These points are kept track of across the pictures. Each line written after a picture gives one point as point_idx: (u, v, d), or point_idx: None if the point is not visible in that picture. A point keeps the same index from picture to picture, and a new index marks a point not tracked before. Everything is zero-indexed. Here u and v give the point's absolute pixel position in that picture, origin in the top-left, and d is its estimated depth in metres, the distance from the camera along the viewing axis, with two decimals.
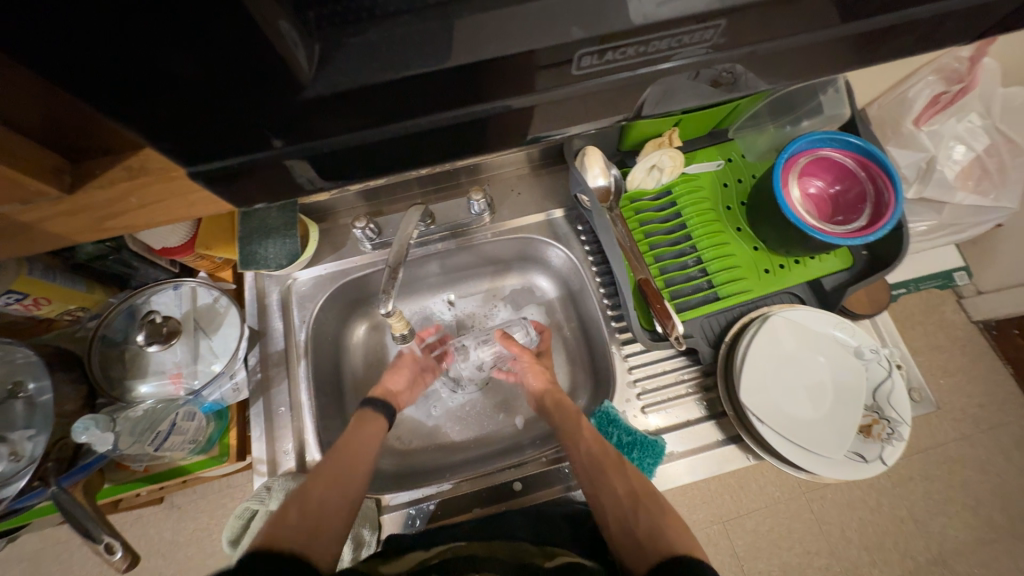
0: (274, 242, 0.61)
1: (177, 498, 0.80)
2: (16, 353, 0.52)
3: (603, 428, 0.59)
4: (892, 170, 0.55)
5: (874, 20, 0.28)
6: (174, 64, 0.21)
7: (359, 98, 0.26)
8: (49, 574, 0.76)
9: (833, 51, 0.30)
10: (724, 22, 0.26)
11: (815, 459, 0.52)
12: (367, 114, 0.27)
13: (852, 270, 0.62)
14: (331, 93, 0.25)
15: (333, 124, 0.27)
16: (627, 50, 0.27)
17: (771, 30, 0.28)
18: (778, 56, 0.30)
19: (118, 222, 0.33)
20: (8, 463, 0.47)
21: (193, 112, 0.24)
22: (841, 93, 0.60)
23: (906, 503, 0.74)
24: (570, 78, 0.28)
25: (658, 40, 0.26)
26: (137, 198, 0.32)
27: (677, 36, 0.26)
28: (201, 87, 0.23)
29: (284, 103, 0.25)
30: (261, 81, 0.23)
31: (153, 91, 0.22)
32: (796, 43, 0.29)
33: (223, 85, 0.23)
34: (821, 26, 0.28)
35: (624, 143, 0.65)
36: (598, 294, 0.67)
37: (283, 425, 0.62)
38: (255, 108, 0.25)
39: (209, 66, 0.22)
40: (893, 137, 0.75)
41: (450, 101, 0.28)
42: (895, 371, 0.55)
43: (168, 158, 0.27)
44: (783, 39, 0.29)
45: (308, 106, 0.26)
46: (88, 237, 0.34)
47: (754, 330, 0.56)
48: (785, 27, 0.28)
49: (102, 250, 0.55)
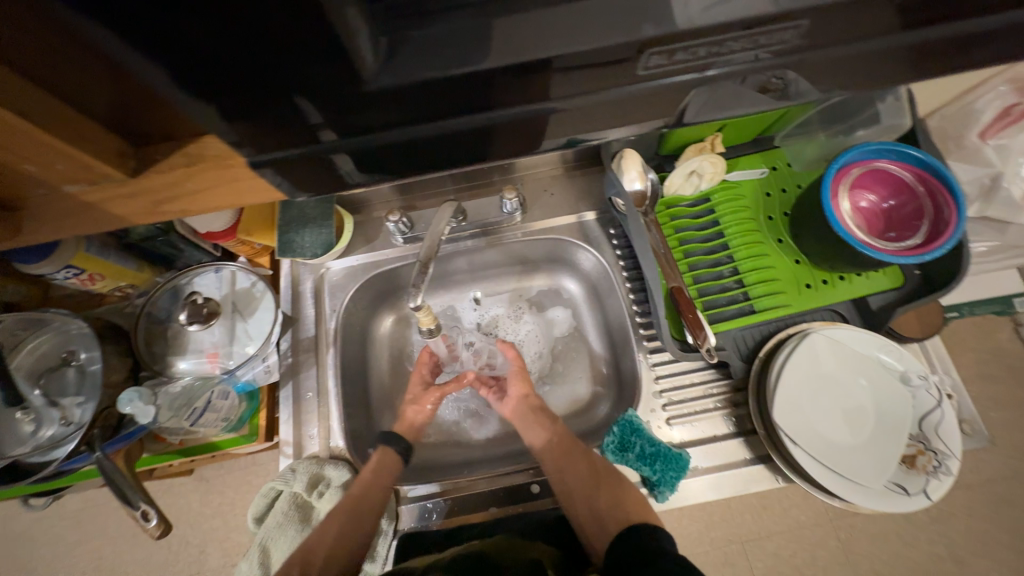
0: (311, 231, 0.63)
1: (206, 471, 0.83)
2: (72, 324, 0.56)
3: (625, 437, 0.57)
4: (954, 185, 0.51)
5: (967, 24, 0.26)
6: (247, 53, 0.22)
7: (417, 93, 0.26)
8: (88, 533, 0.81)
9: (907, 58, 0.28)
10: (806, 23, 0.25)
11: (851, 487, 0.49)
12: (422, 110, 0.27)
13: (901, 290, 0.58)
14: (393, 88, 0.25)
15: (388, 119, 0.27)
16: (697, 51, 0.26)
17: (843, 34, 0.26)
18: (858, 60, 0.28)
19: (172, 207, 0.33)
20: (60, 427, 0.50)
21: (259, 102, 0.24)
22: (902, 102, 0.56)
23: (945, 540, 0.69)
24: (635, 77, 0.27)
25: (731, 41, 0.26)
26: (192, 183, 0.32)
27: (756, 37, 0.26)
28: (271, 76, 0.23)
29: (345, 96, 0.25)
30: (327, 74, 0.23)
31: (227, 80, 0.23)
32: (868, 48, 0.27)
33: (290, 76, 0.23)
34: (898, 30, 0.27)
35: (663, 147, 0.63)
36: (627, 300, 0.65)
37: (310, 410, 0.63)
38: (316, 98, 0.25)
39: (279, 52, 0.22)
40: (955, 150, 0.71)
41: (504, 99, 0.27)
42: (946, 401, 0.51)
43: (231, 147, 0.28)
44: (865, 42, 0.27)
45: (369, 99, 0.26)
46: (142, 221, 0.34)
47: (791, 347, 0.53)
48: (868, 29, 0.27)
49: (151, 231, 0.58)
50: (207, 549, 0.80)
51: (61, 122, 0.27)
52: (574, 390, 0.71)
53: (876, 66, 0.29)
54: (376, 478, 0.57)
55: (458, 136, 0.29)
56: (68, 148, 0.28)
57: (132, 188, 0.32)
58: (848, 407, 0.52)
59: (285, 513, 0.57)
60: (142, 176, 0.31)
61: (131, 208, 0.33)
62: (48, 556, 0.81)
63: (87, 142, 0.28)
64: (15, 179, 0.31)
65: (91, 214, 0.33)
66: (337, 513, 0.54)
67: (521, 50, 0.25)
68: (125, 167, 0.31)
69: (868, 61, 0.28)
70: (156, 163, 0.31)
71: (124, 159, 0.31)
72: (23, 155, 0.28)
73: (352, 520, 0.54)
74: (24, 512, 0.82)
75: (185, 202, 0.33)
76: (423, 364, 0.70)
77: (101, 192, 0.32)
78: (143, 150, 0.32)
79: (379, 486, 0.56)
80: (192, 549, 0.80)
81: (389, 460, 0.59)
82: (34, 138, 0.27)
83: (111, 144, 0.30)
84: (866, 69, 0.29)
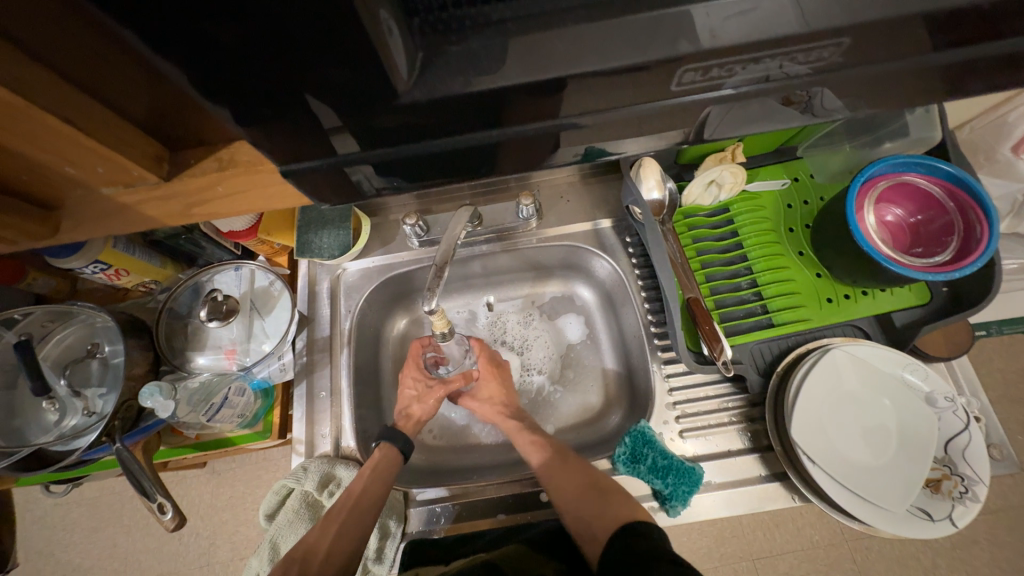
0: (328, 233, 0.65)
1: (218, 465, 0.85)
2: (97, 318, 0.57)
3: (637, 448, 0.56)
4: (987, 201, 0.49)
5: (1020, 40, 0.26)
6: (287, 65, 0.22)
7: (448, 105, 0.26)
8: (104, 520, 0.83)
9: (948, 75, 0.27)
10: (848, 40, 0.25)
11: (872, 510, 0.47)
12: (450, 121, 0.27)
13: (928, 306, 0.57)
14: (427, 100, 0.25)
15: (416, 129, 0.27)
16: (734, 67, 0.26)
17: (883, 52, 0.26)
18: (902, 76, 0.27)
19: (203, 209, 0.35)
20: (83, 417, 0.52)
21: (295, 111, 0.25)
22: (932, 114, 0.55)
23: (966, 567, 0.67)
24: (668, 92, 0.27)
25: (768, 58, 0.25)
26: (224, 187, 0.33)
27: (791, 54, 0.25)
28: (308, 88, 0.24)
29: (380, 107, 0.25)
30: (365, 88, 0.24)
31: (264, 92, 0.23)
32: (909, 66, 0.27)
33: (326, 88, 0.24)
34: (942, 48, 0.26)
35: (682, 157, 0.63)
36: (642, 310, 0.65)
37: (323, 409, 0.64)
38: (351, 109, 0.25)
39: (320, 63, 0.22)
40: (986, 165, 0.68)
41: (533, 112, 0.27)
42: (973, 424, 0.50)
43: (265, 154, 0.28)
44: (912, 58, 0.26)
45: (401, 111, 0.26)
46: (172, 221, 0.36)
47: (811, 362, 0.52)
48: (918, 45, 0.26)
49: (175, 230, 0.60)
50: (217, 542, 0.82)
51: (104, 127, 0.28)
52: (585, 399, 0.70)
53: (914, 84, 0.28)
54: (381, 475, 0.56)
55: (484, 146, 0.29)
56: (108, 152, 0.28)
57: (165, 192, 0.33)
58: (870, 427, 0.50)
59: (297, 511, 0.57)
60: (176, 180, 0.32)
61: (164, 209, 0.34)
62: (65, 542, 0.83)
63: (124, 145, 0.29)
64: (55, 182, 0.32)
65: (124, 215, 0.34)
66: (337, 515, 0.52)
67: (554, 65, 0.25)
68: (160, 171, 0.32)
69: (905, 79, 0.27)
70: (189, 168, 0.32)
71: (159, 163, 0.31)
72: (63, 159, 0.28)
73: (353, 519, 0.52)
74: (44, 497, 0.85)
75: (215, 204, 0.34)
76: (416, 354, 0.68)
77: (136, 194, 0.33)
78: (178, 155, 0.32)
79: (381, 482, 0.55)
80: (202, 541, 0.82)
81: (390, 458, 0.58)
82: (77, 142, 0.27)
83: (147, 149, 0.30)
84: (903, 87, 0.28)
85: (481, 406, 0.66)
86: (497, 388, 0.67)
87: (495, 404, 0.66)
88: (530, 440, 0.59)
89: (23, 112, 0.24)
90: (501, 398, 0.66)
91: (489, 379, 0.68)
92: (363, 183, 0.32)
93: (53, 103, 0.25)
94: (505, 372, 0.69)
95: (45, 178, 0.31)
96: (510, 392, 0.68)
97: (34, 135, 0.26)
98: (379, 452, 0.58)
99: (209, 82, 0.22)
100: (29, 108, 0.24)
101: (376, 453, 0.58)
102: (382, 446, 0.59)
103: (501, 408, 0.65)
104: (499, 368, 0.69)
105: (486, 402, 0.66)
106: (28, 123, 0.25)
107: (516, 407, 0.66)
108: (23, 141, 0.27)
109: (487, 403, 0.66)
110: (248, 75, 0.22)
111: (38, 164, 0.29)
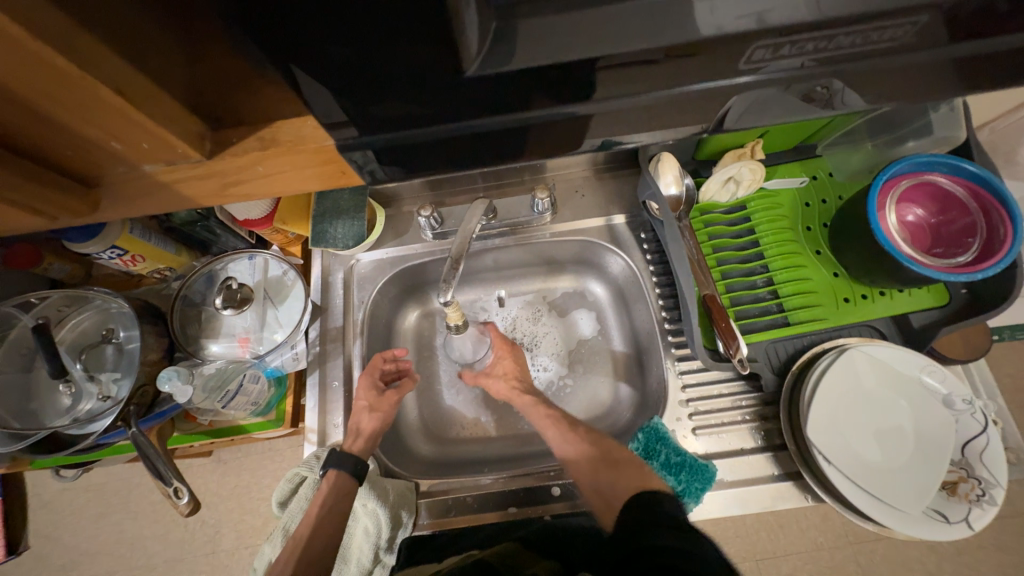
0: (343, 223, 0.62)
1: (224, 454, 0.85)
2: (112, 303, 0.57)
3: (650, 445, 0.57)
4: (1012, 202, 0.49)
5: None
6: (352, 26, 0.21)
7: (504, 84, 0.25)
8: (110, 506, 0.84)
9: (1011, 61, 0.27)
10: (920, 20, 0.24)
11: (888, 512, 0.47)
12: (493, 103, 0.27)
13: (946, 308, 0.56)
14: (482, 79, 0.25)
15: (461, 110, 0.27)
16: (803, 46, 0.25)
17: (950, 35, 0.25)
18: (964, 63, 0.26)
19: (240, 190, 0.31)
20: (98, 401, 0.52)
21: (353, 84, 0.24)
22: (956, 111, 0.54)
23: (972, 572, 0.66)
24: (731, 72, 0.26)
25: (843, 35, 0.25)
26: (263, 167, 0.30)
27: (864, 33, 0.25)
28: (368, 58, 0.23)
29: (434, 86, 0.25)
30: (424, 65, 0.24)
31: (321, 59, 0.23)
32: (974, 49, 0.26)
33: (386, 58, 0.23)
34: (1007, 32, 0.25)
35: (700, 152, 0.62)
36: (656, 307, 0.65)
37: (335, 399, 0.64)
38: (403, 87, 0.25)
39: (387, 31, 0.22)
40: (1005, 167, 0.67)
41: (581, 94, 0.27)
42: (992, 427, 0.49)
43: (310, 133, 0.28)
44: (977, 41, 0.25)
45: (456, 89, 0.25)
46: (207, 204, 0.32)
47: (828, 360, 0.52)
48: (985, 28, 0.25)
49: (193, 216, 0.60)
50: (222, 530, 0.82)
51: (149, 98, 0.25)
52: (595, 394, 0.70)
53: (973, 73, 0.27)
54: (335, 506, 0.54)
55: (524, 130, 0.29)
56: (152, 125, 0.25)
57: (205, 171, 0.29)
58: (886, 428, 0.50)
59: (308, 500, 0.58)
60: (218, 159, 0.29)
61: (202, 189, 0.31)
62: (72, 526, 0.83)
63: (163, 116, 0.26)
64: (87, 160, 0.28)
65: (146, 200, 0.31)
66: (287, 561, 0.51)
67: (618, 41, 0.24)
68: (200, 148, 0.28)
69: (965, 68, 0.27)
70: (232, 147, 0.29)
71: (200, 140, 0.28)
72: (105, 132, 0.25)
73: (306, 561, 0.51)
74: (52, 482, 0.85)
75: (253, 185, 0.31)
76: (376, 367, 0.64)
77: (176, 173, 0.29)
78: (219, 132, 0.29)
79: (334, 516, 0.53)
80: (207, 529, 0.82)
81: (341, 486, 0.55)
82: (121, 114, 0.24)
83: (189, 125, 0.27)
84: (961, 76, 0.27)
85: (496, 382, 0.66)
86: (512, 364, 0.68)
87: (510, 379, 0.66)
88: (545, 414, 0.60)
89: (67, 77, 0.21)
90: (516, 369, 0.67)
91: (504, 355, 0.68)
92: (375, 172, 0.31)
93: (97, 70, 0.22)
94: (517, 349, 0.70)
95: (78, 155, 0.28)
96: (523, 368, 0.68)
97: (73, 106, 0.23)
98: (327, 481, 0.55)
99: (271, 47, 0.22)
100: (75, 74, 0.21)
101: (324, 482, 0.55)
102: (330, 475, 0.55)
103: (516, 384, 0.65)
104: (512, 344, 0.70)
105: (500, 377, 0.66)
106: (68, 90, 0.22)
107: (528, 382, 0.66)
108: (61, 110, 0.23)
109: (502, 379, 0.66)
110: (310, 37, 0.22)
111: (75, 138, 0.26)
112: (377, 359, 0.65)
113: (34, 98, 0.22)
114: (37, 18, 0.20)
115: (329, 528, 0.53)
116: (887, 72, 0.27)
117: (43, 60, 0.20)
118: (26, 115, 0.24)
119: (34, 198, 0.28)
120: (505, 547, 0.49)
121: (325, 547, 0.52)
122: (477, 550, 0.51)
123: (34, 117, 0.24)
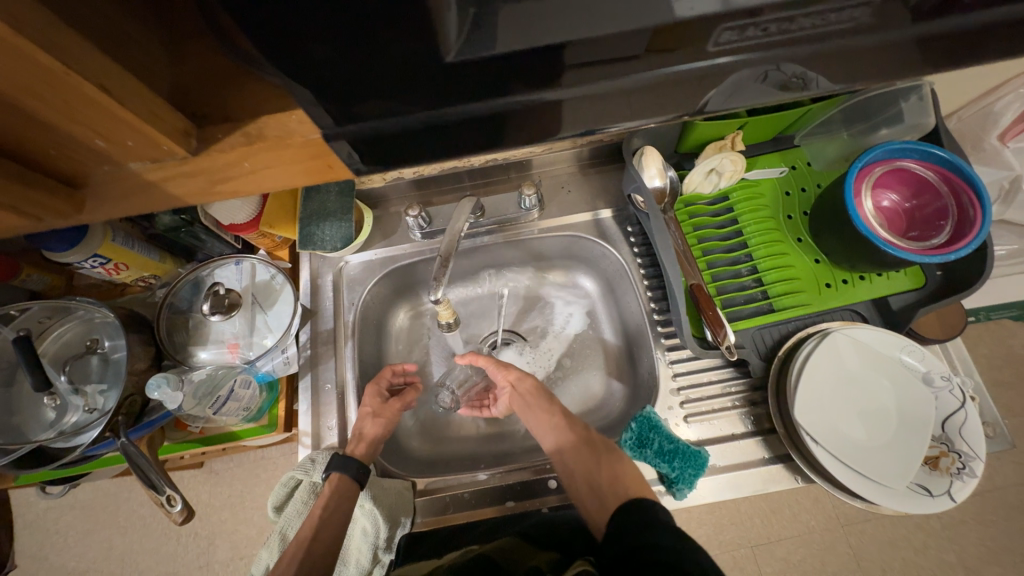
0: (330, 224, 0.63)
1: (216, 464, 0.84)
2: (95, 312, 0.55)
3: (643, 433, 0.57)
4: (981, 185, 0.51)
5: None
6: (329, 14, 0.21)
7: (486, 68, 0.26)
8: (99, 523, 0.82)
9: (973, 39, 0.28)
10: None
11: (875, 488, 0.49)
12: (474, 90, 0.27)
13: (922, 290, 0.58)
14: (463, 66, 0.25)
15: (442, 96, 0.27)
16: (772, 27, 0.26)
17: (911, 16, 0.26)
18: (925, 44, 0.28)
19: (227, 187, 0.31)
20: (84, 414, 0.51)
21: (332, 73, 0.24)
22: (925, 100, 0.57)
23: (956, 547, 0.68)
24: (706, 55, 0.27)
25: (811, 17, 0.26)
26: (251, 163, 0.30)
27: (828, 13, 0.25)
28: (345, 48, 0.23)
29: (414, 73, 0.25)
30: (405, 53, 0.24)
31: (304, 51, 0.23)
32: (936, 29, 0.27)
33: (363, 47, 0.23)
34: (964, 11, 0.26)
35: (682, 145, 0.64)
36: (644, 298, 0.65)
37: (329, 402, 0.64)
38: (387, 76, 0.25)
39: (365, 21, 0.22)
40: (974, 153, 0.70)
41: (561, 78, 0.27)
42: (969, 402, 0.51)
43: (297, 131, 0.28)
44: (935, 21, 0.27)
45: (439, 77, 0.26)
46: (196, 201, 0.32)
47: (812, 345, 0.53)
48: (944, 8, 0.26)
49: (177, 222, 0.59)
50: (216, 541, 0.81)
51: (133, 94, 0.25)
52: (588, 385, 0.71)
53: (935, 52, 0.28)
54: (337, 509, 0.54)
55: (506, 116, 0.29)
56: (138, 122, 0.25)
57: (193, 169, 0.29)
58: (870, 408, 0.51)
59: (306, 503, 0.58)
60: (205, 156, 0.29)
61: (190, 186, 0.30)
62: (59, 545, 0.81)
63: (146, 112, 0.25)
64: (72, 159, 0.28)
65: (131, 199, 0.31)
66: (286, 565, 0.51)
67: (595, 26, 0.25)
68: (187, 145, 0.28)
69: (924, 47, 0.28)
70: (218, 143, 0.28)
71: (186, 136, 0.28)
72: (92, 131, 0.25)
73: (308, 562, 0.51)
74: (37, 501, 0.83)
75: (241, 182, 0.31)
76: (384, 378, 0.66)
77: (163, 171, 0.29)
78: (206, 129, 0.29)
79: (337, 519, 0.53)
80: (201, 541, 0.81)
81: (344, 491, 0.55)
82: (107, 112, 0.24)
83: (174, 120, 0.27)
84: (923, 56, 0.28)
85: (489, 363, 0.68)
86: None
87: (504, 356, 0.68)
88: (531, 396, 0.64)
89: (49, 73, 0.21)
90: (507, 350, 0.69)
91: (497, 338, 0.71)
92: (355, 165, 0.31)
93: (79, 65, 0.22)
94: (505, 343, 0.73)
95: (63, 154, 0.28)
96: None
97: (59, 105, 0.23)
98: (328, 486, 0.55)
99: (251, 36, 0.22)
100: (58, 69, 0.21)
101: (326, 486, 0.55)
102: (333, 478, 0.55)
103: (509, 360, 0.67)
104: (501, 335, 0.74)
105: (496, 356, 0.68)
106: (52, 88, 0.22)
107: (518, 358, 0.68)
108: (45, 108, 0.23)
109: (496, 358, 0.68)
110: (290, 26, 0.22)
111: (61, 137, 0.26)
112: (387, 373, 0.66)
113: (17, 95, 0.22)
114: (11, 12, 0.19)
115: (327, 531, 0.53)
116: (855, 53, 0.28)
117: (24, 54, 0.20)
118: (7, 113, 0.24)
119: (17, 199, 0.28)
120: (505, 541, 0.49)
121: (327, 549, 0.52)
122: (476, 545, 0.52)
123: (17, 115, 0.24)
